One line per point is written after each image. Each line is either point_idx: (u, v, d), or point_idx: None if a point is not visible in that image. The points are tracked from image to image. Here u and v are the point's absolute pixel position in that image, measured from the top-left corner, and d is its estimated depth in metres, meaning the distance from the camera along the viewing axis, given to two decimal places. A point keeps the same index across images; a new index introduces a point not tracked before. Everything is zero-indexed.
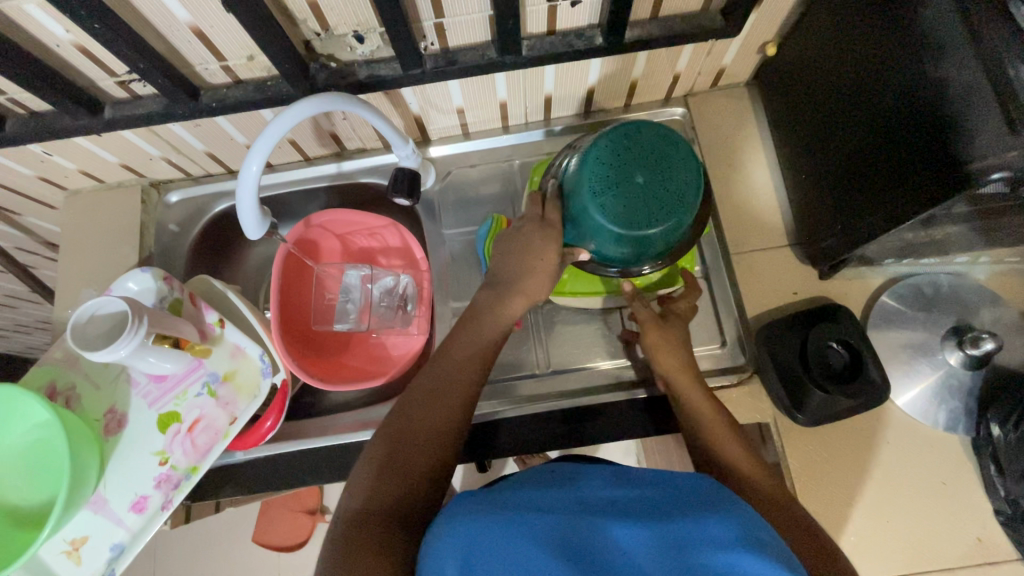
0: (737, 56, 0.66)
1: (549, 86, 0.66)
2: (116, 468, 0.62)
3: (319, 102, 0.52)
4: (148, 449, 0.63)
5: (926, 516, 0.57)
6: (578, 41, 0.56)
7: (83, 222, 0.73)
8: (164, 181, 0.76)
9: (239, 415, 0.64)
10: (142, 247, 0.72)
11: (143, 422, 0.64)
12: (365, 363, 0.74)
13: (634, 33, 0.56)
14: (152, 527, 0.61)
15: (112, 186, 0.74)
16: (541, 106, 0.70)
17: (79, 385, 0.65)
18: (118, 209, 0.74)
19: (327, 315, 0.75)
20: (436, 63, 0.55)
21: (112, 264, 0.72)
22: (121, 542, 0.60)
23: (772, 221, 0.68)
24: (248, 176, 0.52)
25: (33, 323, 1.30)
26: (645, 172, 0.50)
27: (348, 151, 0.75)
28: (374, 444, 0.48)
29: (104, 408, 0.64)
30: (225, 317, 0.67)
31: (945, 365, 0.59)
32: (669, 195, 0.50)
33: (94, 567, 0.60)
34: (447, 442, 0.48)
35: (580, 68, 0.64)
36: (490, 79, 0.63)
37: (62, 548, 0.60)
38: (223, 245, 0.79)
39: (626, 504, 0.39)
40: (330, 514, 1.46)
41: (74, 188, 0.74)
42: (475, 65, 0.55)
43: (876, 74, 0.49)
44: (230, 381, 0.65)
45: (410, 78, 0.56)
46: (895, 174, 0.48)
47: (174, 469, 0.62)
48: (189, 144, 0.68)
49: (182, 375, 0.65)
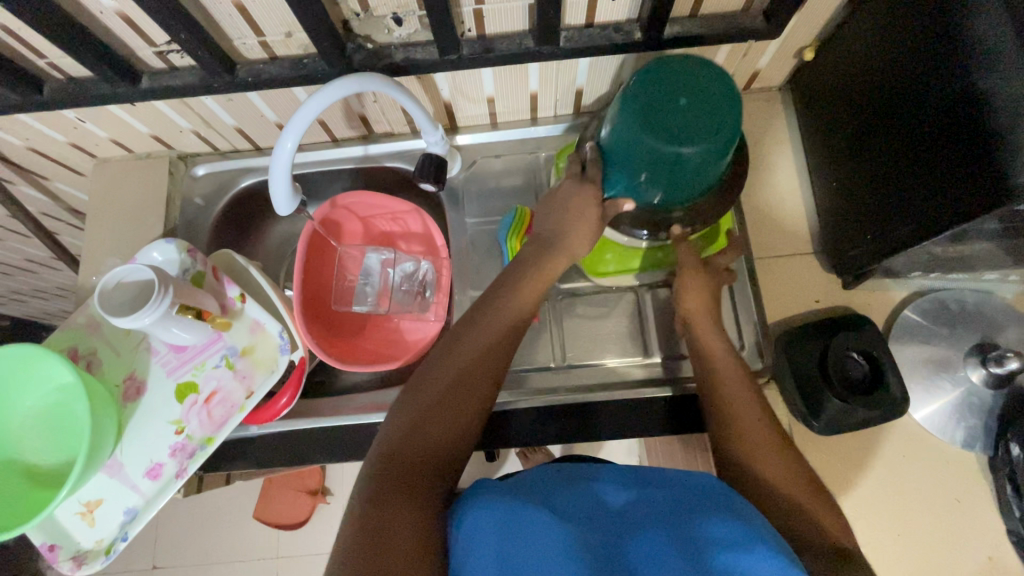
0: (773, 59, 0.66)
1: (581, 80, 0.66)
2: (132, 435, 0.63)
3: (355, 82, 0.52)
4: (165, 418, 0.64)
5: (938, 532, 0.57)
6: (616, 35, 0.56)
7: (111, 190, 0.74)
8: (192, 155, 0.76)
9: (256, 388, 0.64)
10: (167, 218, 0.73)
11: (161, 390, 0.64)
12: (381, 346, 0.75)
13: (673, 30, 0.56)
14: (166, 494, 0.62)
15: (140, 157, 0.75)
16: (571, 99, 0.70)
17: (100, 350, 0.66)
18: (146, 180, 0.74)
19: (347, 296, 0.76)
20: (473, 49, 0.55)
21: (137, 233, 0.72)
22: (135, 507, 0.61)
23: (797, 227, 0.67)
24: (282, 153, 0.52)
25: (51, 289, 1.32)
26: (687, 95, 0.49)
27: (375, 134, 0.75)
28: (396, 413, 0.47)
29: (123, 374, 0.65)
30: (247, 292, 0.67)
31: (966, 382, 0.59)
32: (709, 116, 0.49)
33: (107, 530, 0.61)
34: (468, 420, 0.48)
35: (614, 63, 0.63)
36: (523, 69, 0.63)
37: (77, 509, 0.61)
38: (246, 222, 0.79)
39: (638, 515, 0.41)
40: (331, 496, 1.48)
41: (103, 156, 0.74)
42: (512, 54, 0.55)
43: (918, 83, 0.48)
44: (249, 355, 0.66)
45: (446, 63, 0.56)
46: (932, 185, 0.48)
47: (189, 438, 0.63)
48: (220, 119, 0.69)
49: (202, 346, 0.66)
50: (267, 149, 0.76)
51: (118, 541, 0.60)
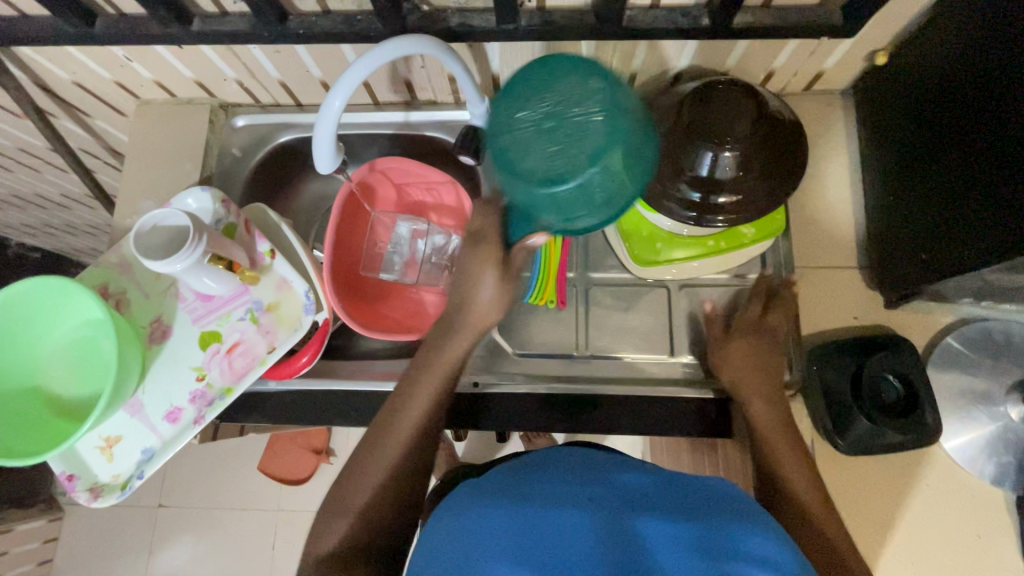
0: (841, 61, 0.63)
1: (637, 64, 0.64)
2: (154, 377, 0.64)
3: (408, 42, 0.50)
4: (187, 364, 0.64)
5: (954, 565, 0.55)
6: (683, 19, 0.53)
7: (151, 133, 0.74)
8: (233, 105, 0.76)
9: (278, 344, 0.65)
10: (204, 166, 0.73)
11: (186, 336, 0.65)
12: (404, 316, 0.74)
13: (744, 19, 0.53)
14: (182, 439, 0.62)
15: (182, 102, 0.75)
16: (622, 83, 0.68)
17: (129, 291, 0.66)
18: (186, 125, 0.74)
19: (375, 263, 0.76)
20: (531, 21, 0.53)
21: (173, 178, 0.72)
22: (152, 448, 0.63)
23: (843, 239, 0.65)
24: (329, 111, 0.50)
25: (81, 226, 1.34)
26: (544, 105, 0.44)
27: (417, 101, 0.73)
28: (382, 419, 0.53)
29: (150, 316, 0.66)
30: (276, 248, 0.67)
31: (1003, 417, 0.57)
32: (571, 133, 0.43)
33: (124, 467, 0.62)
34: (428, 434, 0.53)
35: (674, 49, 0.61)
36: (579, 47, 0.61)
37: (97, 444, 0.62)
38: (280, 177, 0.79)
39: (617, 492, 0.40)
40: (334, 457, 1.51)
41: (146, 98, 0.74)
42: (572, 29, 0.53)
43: (998, 94, 0.45)
44: (274, 311, 0.66)
45: (502, 33, 0.54)
46: (1004, 205, 0.45)
47: (209, 386, 0.64)
48: (265, 70, 0.68)
49: (229, 298, 0.66)
50: (308, 106, 0.75)
51: (133, 479, 0.62)
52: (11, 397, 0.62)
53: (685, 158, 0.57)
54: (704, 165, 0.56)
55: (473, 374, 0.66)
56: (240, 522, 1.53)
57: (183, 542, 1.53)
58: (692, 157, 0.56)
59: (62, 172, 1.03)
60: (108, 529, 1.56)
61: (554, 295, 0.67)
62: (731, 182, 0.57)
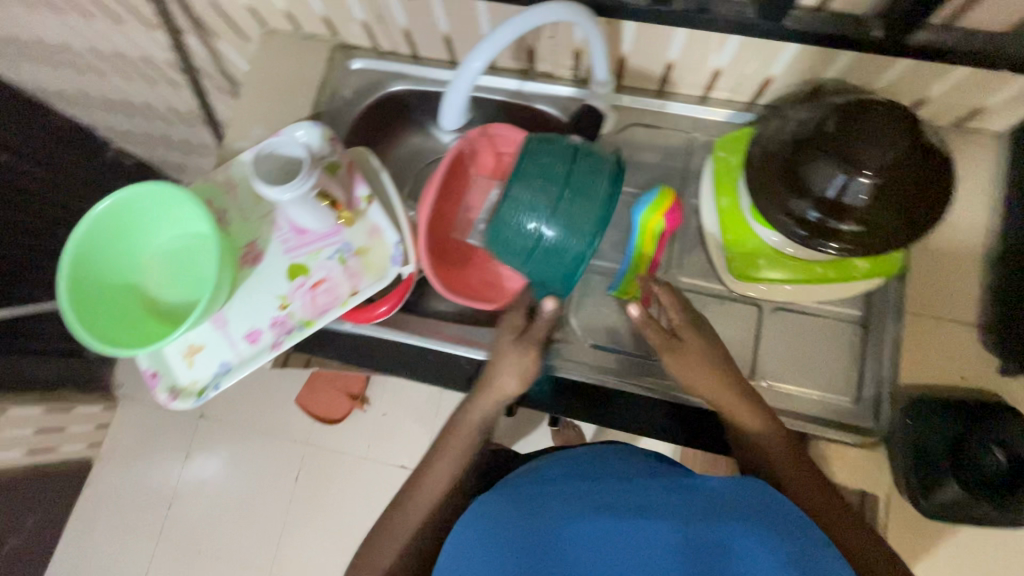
0: (1007, 99, 0.57)
1: (777, 67, 0.60)
2: (241, 297, 0.66)
3: (556, 9, 0.49)
4: (273, 291, 0.66)
5: None
6: (850, 27, 0.49)
7: (271, 62, 0.75)
8: (352, 46, 0.76)
9: (361, 289, 0.65)
10: (317, 103, 0.74)
11: (276, 264, 0.67)
12: (480, 284, 0.74)
13: (919, 36, 0.49)
14: (258, 360, 0.65)
15: (304, 36, 0.76)
16: (754, 86, 0.64)
17: (230, 210, 0.69)
18: (304, 59, 0.75)
19: (463, 226, 0.75)
20: (686, 5, 0.50)
21: (286, 110, 0.74)
22: (230, 362, 0.65)
23: (964, 291, 0.60)
24: (468, 71, 0.51)
25: (175, 141, 1.41)
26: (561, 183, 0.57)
27: (534, 71, 0.72)
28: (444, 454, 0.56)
29: (246, 238, 0.68)
30: (373, 195, 0.68)
31: None
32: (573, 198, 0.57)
33: (203, 375, 0.65)
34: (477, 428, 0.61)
35: (824, 57, 0.57)
36: (722, 40, 0.58)
37: (182, 349, 0.66)
38: (382, 126, 0.80)
39: (683, 506, 0.42)
40: (367, 405, 1.58)
41: (272, 27, 0.76)
42: (727, 19, 0.50)
43: None
44: (362, 256, 0.67)
45: (653, 14, 0.51)
46: None
47: (291, 316, 0.66)
48: (393, 16, 0.67)
49: (322, 235, 0.67)
50: (424, 59, 0.75)
51: (210, 388, 0.65)
52: (109, 288, 0.65)
53: (815, 176, 0.53)
54: (833, 186, 0.52)
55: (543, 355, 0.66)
56: (272, 446, 1.61)
57: (217, 454, 1.62)
58: (822, 175, 0.53)
59: (174, 87, 1.07)
60: (152, 428, 1.66)
61: (640, 292, 0.65)
62: (857, 210, 0.53)
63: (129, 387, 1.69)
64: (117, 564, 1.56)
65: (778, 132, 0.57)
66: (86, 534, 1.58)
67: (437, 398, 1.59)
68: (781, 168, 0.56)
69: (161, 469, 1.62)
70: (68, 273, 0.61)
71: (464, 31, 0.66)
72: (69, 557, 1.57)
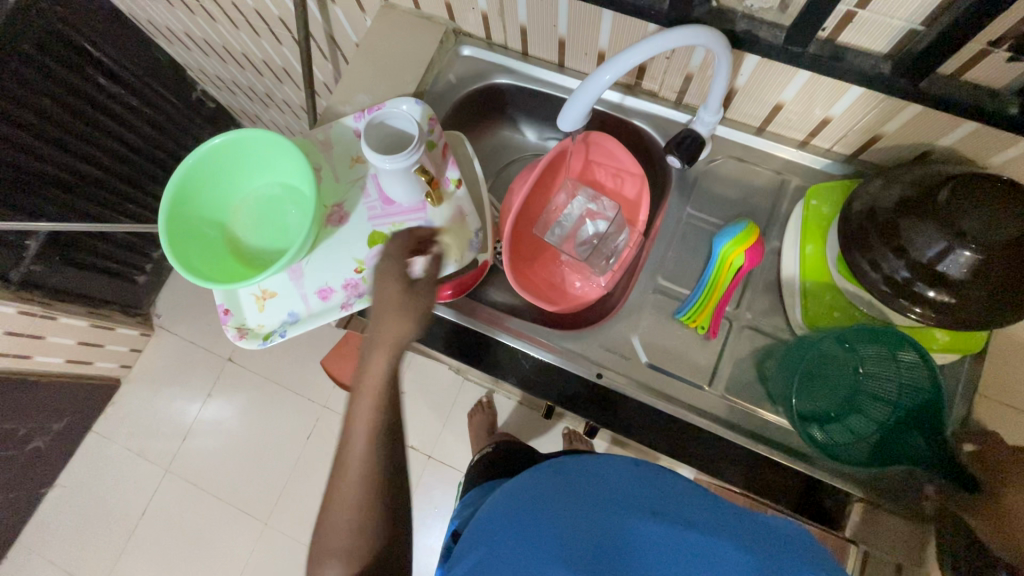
0: None
1: (891, 126, 0.60)
2: (321, 254, 0.68)
3: (698, 31, 0.48)
4: (351, 254, 0.68)
5: None
6: (987, 99, 0.48)
7: (384, 34, 0.78)
8: (464, 33, 0.78)
9: (435, 267, 0.67)
10: (421, 81, 0.76)
11: (358, 228, 0.69)
12: (543, 283, 0.74)
13: None
14: (325, 317, 0.66)
15: (421, 15, 0.78)
16: (861, 141, 0.64)
17: (323, 170, 0.71)
18: (418, 38, 0.77)
19: (539, 223, 0.77)
20: (820, 50, 0.51)
21: (390, 82, 0.76)
22: (297, 314, 0.67)
23: None
24: (593, 84, 0.50)
25: (261, 93, 1.46)
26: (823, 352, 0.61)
27: (639, 88, 0.73)
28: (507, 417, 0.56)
29: (334, 199, 0.70)
30: (463, 179, 0.70)
31: None
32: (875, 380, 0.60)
33: (270, 320, 0.67)
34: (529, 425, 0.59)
35: (945, 125, 0.56)
36: (842, 89, 0.58)
37: (254, 292, 0.68)
38: (476, 114, 0.81)
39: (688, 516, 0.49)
40: (390, 380, 1.61)
41: (392, 2, 0.78)
42: (859, 72, 0.50)
43: None
44: (441, 236, 0.68)
45: (784, 53, 0.52)
46: None
47: (364, 281, 0.68)
48: (514, 12, 0.69)
49: (407, 210, 0.69)
50: (532, 58, 0.76)
51: (276, 334, 0.67)
52: (202, 222, 0.67)
53: (914, 238, 0.53)
54: (932, 252, 0.52)
55: (599, 365, 0.68)
56: (291, 401, 1.65)
57: (238, 399, 1.66)
58: (922, 238, 0.52)
59: (276, 42, 1.11)
60: (181, 362, 1.71)
61: (708, 323, 0.66)
62: (951, 281, 0.52)
63: (168, 319, 1.75)
64: (126, 485, 1.61)
65: (884, 191, 0.57)
66: (103, 450, 1.64)
67: (457, 387, 1.61)
68: (880, 225, 0.56)
69: (183, 403, 1.67)
70: (170, 200, 0.63)
71: (581, 37, 0.68)
72: (83, 469, 1.62)
